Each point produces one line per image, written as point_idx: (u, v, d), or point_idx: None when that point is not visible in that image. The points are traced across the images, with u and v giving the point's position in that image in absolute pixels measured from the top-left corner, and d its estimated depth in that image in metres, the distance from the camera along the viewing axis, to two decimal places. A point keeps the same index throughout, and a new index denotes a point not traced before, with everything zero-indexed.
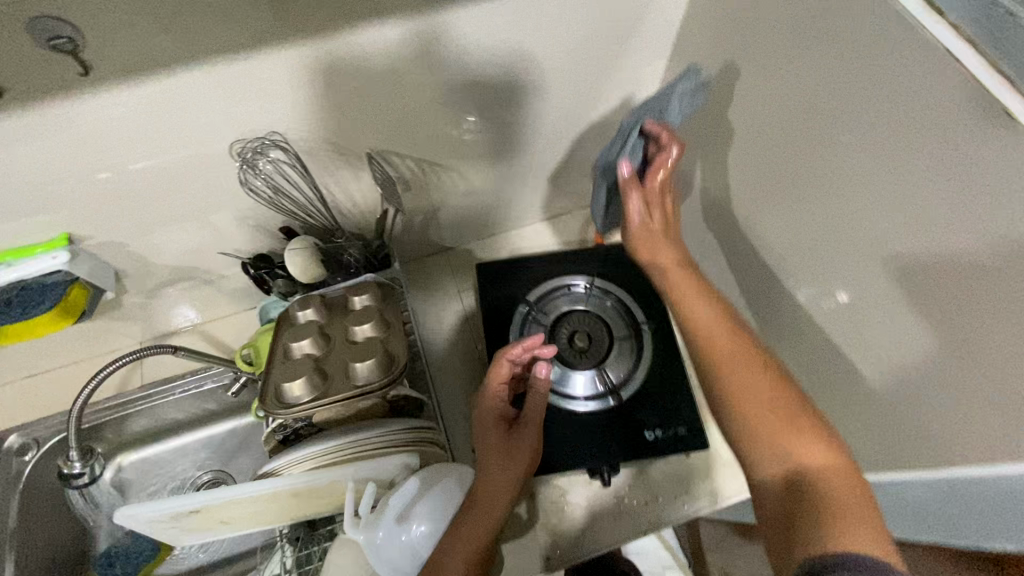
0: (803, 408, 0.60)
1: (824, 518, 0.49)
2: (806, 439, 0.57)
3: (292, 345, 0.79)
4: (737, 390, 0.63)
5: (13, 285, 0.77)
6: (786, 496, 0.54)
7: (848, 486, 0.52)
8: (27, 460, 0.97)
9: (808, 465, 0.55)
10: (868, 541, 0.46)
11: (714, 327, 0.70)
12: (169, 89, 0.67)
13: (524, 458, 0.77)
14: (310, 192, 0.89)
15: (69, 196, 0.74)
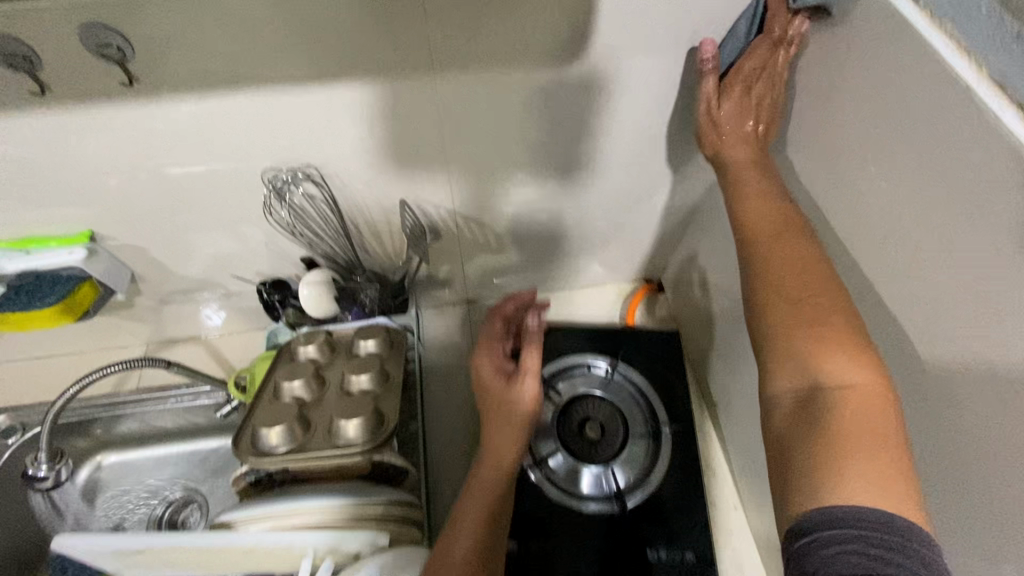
0: (840, 320, 0.52)
1: (823, 453, 0.44)
2: (848, 359, 0.49)
3: (283, 384, 0.75)
4: (778, 281, 0.56)
5: (27, 274, 0.77)
6: (793, 419, 0.49)
7: (873, 414, 0.46)
8: (8, 444, 0.94)
9: (829, 382, 0.48)
10: (867, 492, 0.41)
11: (770, 215, 0.61)
12: (212, 109, 0.67)
13: (525, 401, 0.68)
14: (337, 227, 0.87)
15: (100, 194, 0.74)
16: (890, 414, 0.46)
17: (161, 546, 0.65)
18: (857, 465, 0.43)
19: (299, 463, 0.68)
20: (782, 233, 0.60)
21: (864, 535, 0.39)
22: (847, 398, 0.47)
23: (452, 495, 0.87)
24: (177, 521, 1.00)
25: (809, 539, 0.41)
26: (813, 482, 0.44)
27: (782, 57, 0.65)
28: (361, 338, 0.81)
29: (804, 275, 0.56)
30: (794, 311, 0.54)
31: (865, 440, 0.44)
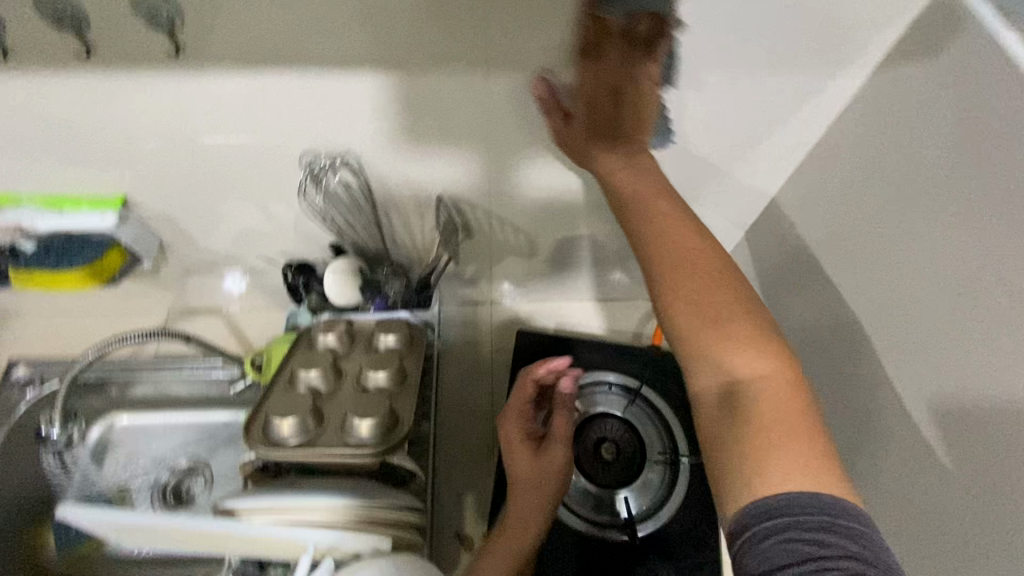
0: (749, 314, 0.52)
1: (750, 445, 0.45)
2: (751, 349, 0.50)
3: (300, 373, 0.74)
4: (688, 296, 0.52)
5: (57, 234, 0.77)
6: (717, 414, 0.49)
7: (785, 404, 0.47)
8: (26, 398, 0.95)
9: (742, 377, 0.49)
10: (798, 478, 0.43)
11: (676, 237, 0.53)
12: (256, 86, 0.65)
13: (554, 471, 0.71)
14: (369, 216, 0.85)
15: (137, 160, 0.73)
16: (800, 401, 0.48)
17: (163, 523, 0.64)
18: (784, 456, 0.44)
19: (309, 458, 0.66)
20: (670, 240, 0.53)
21: (798, 522, 0.41)
22: (758, 389, 0.48)
23: (454, 500, 0.87)
24: (181, 491, 1.00)
25: (746, 535, 0.42)
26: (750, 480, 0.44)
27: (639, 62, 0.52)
28: (381, 332, 0.80)
29: (700, 271, 0.52)
30: (694, 312, 0.51)
31: (782, 428, 0.45)
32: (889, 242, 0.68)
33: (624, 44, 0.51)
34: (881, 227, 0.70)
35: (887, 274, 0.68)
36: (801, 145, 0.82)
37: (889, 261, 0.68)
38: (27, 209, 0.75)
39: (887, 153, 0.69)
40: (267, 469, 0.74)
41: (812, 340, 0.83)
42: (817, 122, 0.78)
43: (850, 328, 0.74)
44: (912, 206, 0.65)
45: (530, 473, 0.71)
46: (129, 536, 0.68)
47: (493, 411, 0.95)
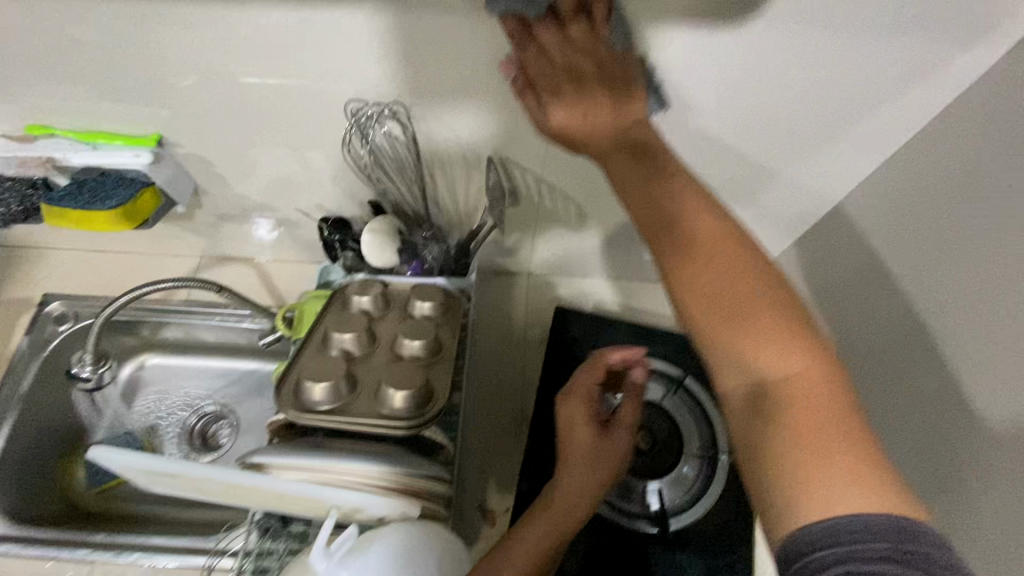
0: (776, 305, 0.46)
1: (800, 457, 0.40)
2: (779, 346, 0.44)
3: (333, 335, 0.71)
4: (695, 283, 0.47)
5: (91, 169, 0.75)
6: (751, 418, 0.43)
7: (826, 403, 0.42)
8: (59, 331, 0.96)
9: (770, 374, 0.44)
10: (859, 500, 0.37)
11: (680, 211, 0.49)
12: (306, 23, 0.61)
13: (615, 459, 0.68)
14: (411, 175, 0.80)
15: (174, 96, 0.69)
16: (843, 399, 0.42)
17: (185, 473, 0.61)
18: (828, 460, 0.39)
19: (339, 424, 0.64)
20: (683, 219, 0.49)
21: (854, 548, 0.36)
22: (792, 390, 0.43)
23: (481, 474, 0.85)
24: (209, 433, 1.02)
25: (798, 567, 0.37)
26: (795, 487, 0.39)
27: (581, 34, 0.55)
28: (417, 298, 0.76)
29: (711, 253, 0.48)
30: (712, 305, 0.46)
31: (829, 438, 0.40)
32: (960, 253, 0.62)
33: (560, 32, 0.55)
34: (956, 232, 0.63)
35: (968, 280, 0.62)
36: (887, 145, 0.75)
37: (956, 262, 0.62)
38: (64, 141, 0.73)
39: (985, 147, 0.61)
40: (295, 428, 0.72)
41: (866, 344, 0.77)
42: (915, 116, 0.70)
43: (906, 336, 0.69)
44: (991, 211, 0.59)
45: (587, 456, 0.67)
46: (152, 481, 0.66)
47: (526, 386, 0.92)
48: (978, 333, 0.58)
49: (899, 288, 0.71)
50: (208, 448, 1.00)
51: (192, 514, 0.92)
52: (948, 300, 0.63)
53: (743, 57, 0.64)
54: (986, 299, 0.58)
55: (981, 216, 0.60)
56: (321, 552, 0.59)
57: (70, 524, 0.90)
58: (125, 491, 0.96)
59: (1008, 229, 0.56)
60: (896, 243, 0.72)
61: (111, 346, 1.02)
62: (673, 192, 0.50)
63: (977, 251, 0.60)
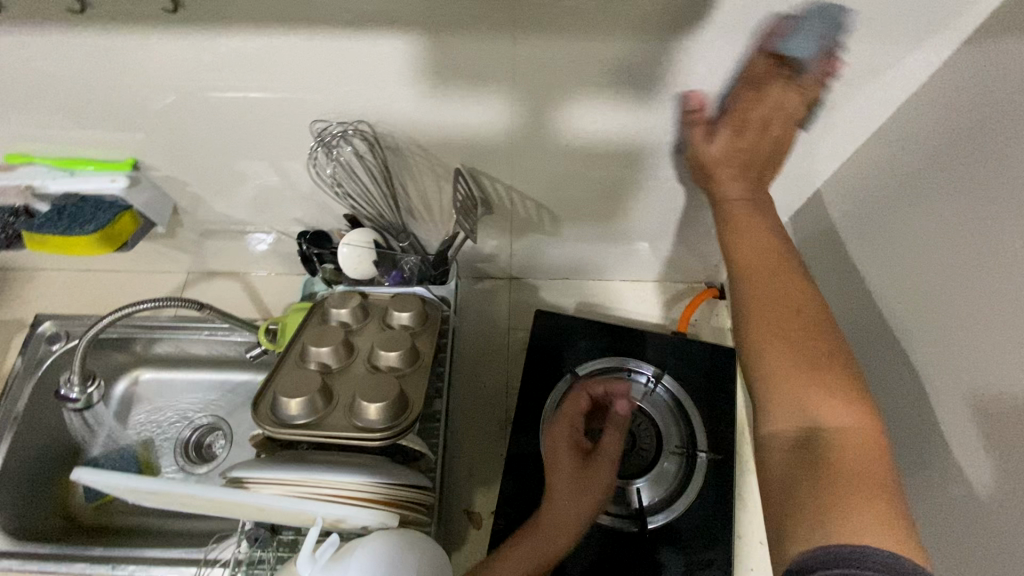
0: (832, 364, 0.58)
1: (824, 500, 0.49)
2: (831, 398, 0.55)
3: (310, 349, 0.73)
4: (771, 326, 0.61)
5: (70, 195, 0.76)
6: (795, 463, 0.53)
7: (868, 458, 0.51)
8: (53, 351, 0.98)
9: (824, 423, 0.54)
10: (873, 533, 0.45)
11: (766, 268, 0.64)
12: (266, 47, 0.62)
13: (598, 489, 0.72)
14: (383, 188, 0.81)
15: (148, 121, 0.71)
16: (881, 456, 0.51)
17: (171, 491, 0.63)
18: (857, 509, 0.47)
19: (314, 436, 0.66)
20: (781, 280, 0.64)
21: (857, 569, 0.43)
22: (840, 440, 0.52)
23: (465, 478, 0.86)
24: (204, 445, 1.04)
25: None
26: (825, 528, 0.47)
27: (775, 92, 0.63)
28: (395, 308, 0.78)
29: (798, 314, 0.61)
30: (787, 350, 0.59)
31: (856, 489, 0.49)
32: (928, 250, 0.63)
33: (757, 92, 0.64)
34: (923, 228, 0.64)
35: (927, 275, 0.63)
36: (853, 140, 0.75)
37: (923, 258, 0.63)
38: (42, 168, 0.75)
39: (949, 143, 0.61)
40: (277, 441, 0.74)
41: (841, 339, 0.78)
42: (880, 112, 0.71)
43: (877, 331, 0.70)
44: (954, 206, 0.60)
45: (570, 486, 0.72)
46: (140, 499, 0.67)
47: (508, 390, 0.93)
48: (944, 329, 0.59)
49: (874, 284, 0.71)
50: (203, 460, 1.02)
51: (188, 526, 0.95)
52: (918, 296, 0.64)
53: (702, 68, 0.65)
54: (953, 295, 0.59)
55: (946, 213, 0.61)
56: (307, 557, 0.61)
57: (68, 538, 0.93)
58: (122, 505, 0.98)
59: (973, 227, 0.57)
60: (865, 240, 0.73)
61: (102, 363, 1.04)
62: (768, 254, 0.65)
63: (942, 247, 0.61)
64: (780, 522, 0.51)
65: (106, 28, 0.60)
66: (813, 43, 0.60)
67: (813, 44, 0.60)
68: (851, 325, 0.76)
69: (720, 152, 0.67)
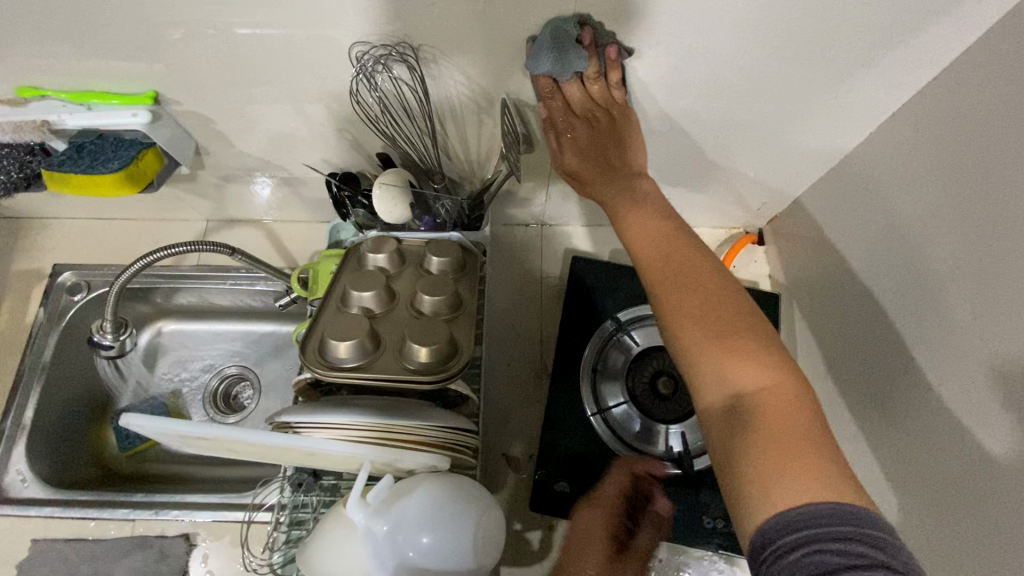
0: (732, 327, 0.53)
1: (759, 462, 0.45)
2: (742, 361, 0.51)
3: (353, 292, 0.71)
4: (663, 300, 0.57)
5: (88, 131, 0.72)
6: (725, 429, 0.49)
7: (792, 412, 0.47)
8: (75, 301, 0.96)
9: (746, 387, 0.50)
10: (809, 485, 0.42)
11: (654, 238, 0.62)
12: None
13: None
14: (419, 123, 0.77)
15: (167, 49, 0.66)
16: (807, 410, 0.48)
17: (220, 436, 0.62)
18: (797, 459, 0.44)
19: (365, 380, 0.64)
20: (665, 249, 0.60)
21: (822, 533, 0.40)
22: (764, 402, 0.48)
23: (502, 424, 0.85)
24: (233, 395, 1.03)
25: (769, 550, 0.41)
26: (760, 486, 0.44)
27: (573, 90, 0.68)
28: (433, 253, 0.75)
29: (691, 277, 0.58)
30: (697, 325, 0.54)
31: (789, 448, 0.45)
32: (993, 187, 0.59)
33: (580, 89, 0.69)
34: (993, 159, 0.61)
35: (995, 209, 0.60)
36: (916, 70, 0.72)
37: (989, 196, 0.60)
38: (57, 103, 0.70)
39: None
40: (319, 387, 0.72)
41: (882, 283, 0.76)
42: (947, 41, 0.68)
43: (927, 275, 0.67)
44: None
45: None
46: (188, 446, 0.68)
47: (543, 338, 0.92)
48: (1010, 269, 0.56)
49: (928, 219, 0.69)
50: (232, 410, 1.02)
51: (224, 473, 0.95)
52: (982, 237, 0.61)
53: None
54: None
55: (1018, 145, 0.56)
56: (358, 502, 0.61)
57: (111, 483, 0.94)
58: (157, 454, 0.98)
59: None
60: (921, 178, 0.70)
61: (127, 313, 1.02)
62: (649, 225, 0.63)
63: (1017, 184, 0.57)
64: (731, 496, 0.46)
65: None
66: (574, 57, 0.64)
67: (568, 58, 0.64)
68: (896, 269, 0.73)
69: (579, 161, 0.70)
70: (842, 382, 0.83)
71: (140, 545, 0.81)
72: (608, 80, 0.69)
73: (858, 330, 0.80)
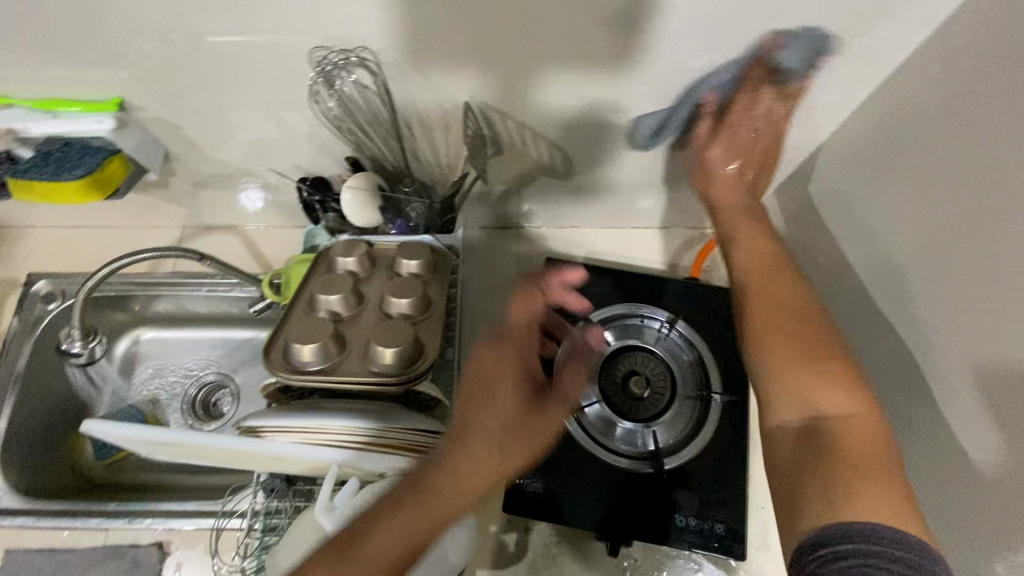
0: (829, 357, 0.58)
1: (830, 478, 0.50)
2: (830, 387, 0.56)
3: (320, 296, 0.71)
4: (761, 317, 0.63)
5: (54, 139, 0.72)
6: (801, 447, 0.55)
7: (869, 441, 0.52)
8: (49, 310, 0.95)
9: (829, 412, 0.55)
10: (875, 507, 0.47)
11: (763, 263, 0.68)
12: None
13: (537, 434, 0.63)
14: (384, 128, 0.77)
15: (132, 58, 0.66)
16: (883, 441, 0.52)
17: (183, 442, 0.62)
18: (862, 482, 0.49)
19: (330, 383, 0.65)
20: (768, 274, 0.67)
21: (879, 551, 0.44)
22: (842, 427, 0.54)
23: None
24: (211, 402, 1.03)
25: (823, 551, 0.46)
26: (828, 507, 0.48)
27: (767, 96, 0.70)
28: (403, 256, 0.75)
29: (790, 305, 0.63)
30: (795, 348, 0.60)
31: (859, 470, 0.50)
32: (958, 182, 0.60)
33: (770, 95, 0.70)
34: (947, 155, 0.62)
35: (951, 204, 0.61)
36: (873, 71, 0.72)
37: (951, 191, 0.61)
38: (21, 111, 0.70)
39: (992, 69, 0.57)
40: (289, 391, 0.73)
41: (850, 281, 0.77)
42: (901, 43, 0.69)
43: (898, 272, 0.68)
44: (988, 131, 0.57)
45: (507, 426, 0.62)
46: (153, 451, 0.67)
47: None
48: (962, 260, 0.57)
49: (890, 215, 0.70)
50: (210, 417, 1.01)
51: (202, 480, 0.95)
52: (948, 231, 0.61)
53: None
54: (989, 228, 0.56)
55: (985, 140, 0.57)
56: (324, 508, 0.62)
57: (85, 493, 0.93)
58: (134, 462, 0.98)
59: (1007, 153, 0.54)
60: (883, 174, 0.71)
61: (103, 322, 1.01)
62: (754, 249, 0.70)
63: (977, 178, 0.58)
64: (791, 503, 0.52)
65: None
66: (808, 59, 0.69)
67: (798, 54, 0.68)
68: (868, 265, 0.74)
69: (717, 155, 0.74)
70: None
71: (112, 555, 0.81)
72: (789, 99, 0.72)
73: None
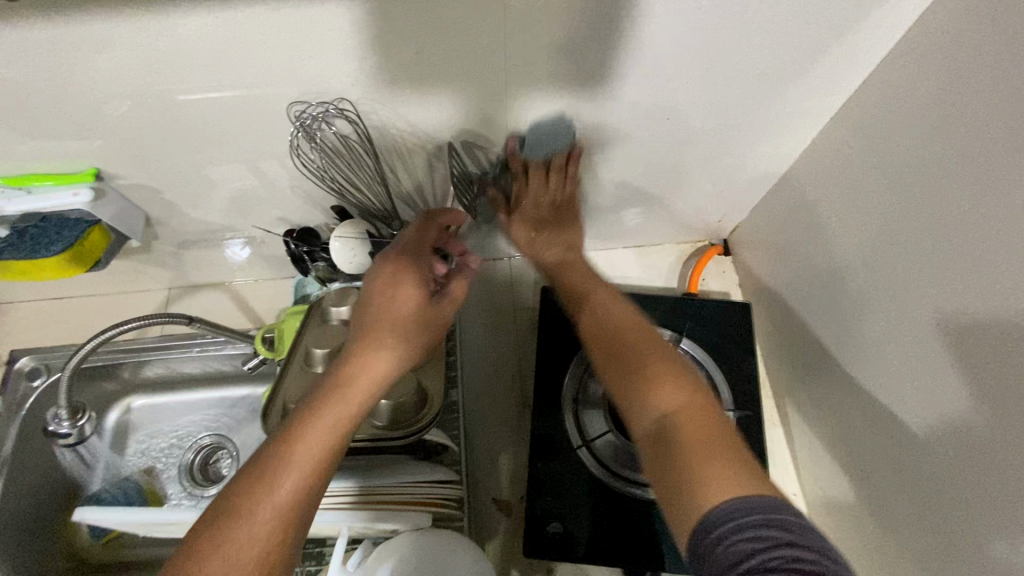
0: (654, 354, 0.57)
1: (680, 470, 0.46)
2: (659, 383, 0.53)
3: (316, 349, 0.69)
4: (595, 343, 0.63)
5: (31, 216, 0.70)
6: (653, 447, 0.49)
7: (708, 429, 0.48)
8: (35, 387, 0.91)
9: (664, 408, 0.51)
10: (729, 491, 0.43)
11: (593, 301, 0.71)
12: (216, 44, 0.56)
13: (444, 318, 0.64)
14: (367, 173, 0.77)
15: (104, 130, 0.65)
16: (718, 425, 0.49)
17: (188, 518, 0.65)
18: (714, 467, 0.45)
19: None
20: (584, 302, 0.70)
21: (738, 524, 0.41)
22: (680, 421, 0.49)
23: (486, 465, 0.83)
24: (210, 465, 0.99)
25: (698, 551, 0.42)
26: (692, 494, 0.44)
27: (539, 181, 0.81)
28: None
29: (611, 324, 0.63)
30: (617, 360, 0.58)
31: (711, 460, 0.45)
32: (935, 189, 0.59)
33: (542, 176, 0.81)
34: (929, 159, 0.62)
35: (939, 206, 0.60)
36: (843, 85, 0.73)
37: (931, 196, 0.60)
38: None
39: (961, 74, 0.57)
40: None
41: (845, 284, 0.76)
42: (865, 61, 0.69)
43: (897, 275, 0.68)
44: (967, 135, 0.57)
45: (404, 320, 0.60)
46: (148, 530, 0.70)
47: (522, 372, 0.91)
48: (960, 265, 0.57)
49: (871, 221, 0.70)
50: (210, 481, 0.98)
51: None
52: (930, 237, 0.61)
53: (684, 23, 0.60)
54: (974, 235, 0.55)
55: (961, 147, 0.56)
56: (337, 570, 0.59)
57: None
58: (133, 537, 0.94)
59: (985, 160, 0.53)
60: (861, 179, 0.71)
61: (88, 395, 0.97)
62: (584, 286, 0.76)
63: (954, 185, 0.57)
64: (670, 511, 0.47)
65: (19, 24, 0.51)
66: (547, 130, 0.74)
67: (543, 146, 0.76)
68: (855, 272, 0.73)
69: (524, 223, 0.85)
70: (823, 388, 0.83)
71: None
72: (567, 173, 0.82)
73: (829, 332, 0.80)
